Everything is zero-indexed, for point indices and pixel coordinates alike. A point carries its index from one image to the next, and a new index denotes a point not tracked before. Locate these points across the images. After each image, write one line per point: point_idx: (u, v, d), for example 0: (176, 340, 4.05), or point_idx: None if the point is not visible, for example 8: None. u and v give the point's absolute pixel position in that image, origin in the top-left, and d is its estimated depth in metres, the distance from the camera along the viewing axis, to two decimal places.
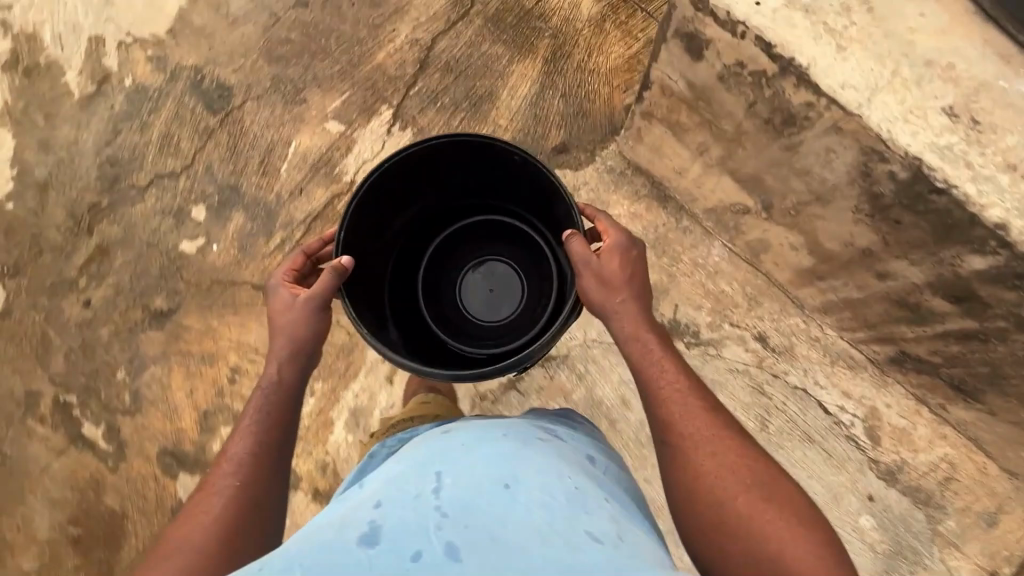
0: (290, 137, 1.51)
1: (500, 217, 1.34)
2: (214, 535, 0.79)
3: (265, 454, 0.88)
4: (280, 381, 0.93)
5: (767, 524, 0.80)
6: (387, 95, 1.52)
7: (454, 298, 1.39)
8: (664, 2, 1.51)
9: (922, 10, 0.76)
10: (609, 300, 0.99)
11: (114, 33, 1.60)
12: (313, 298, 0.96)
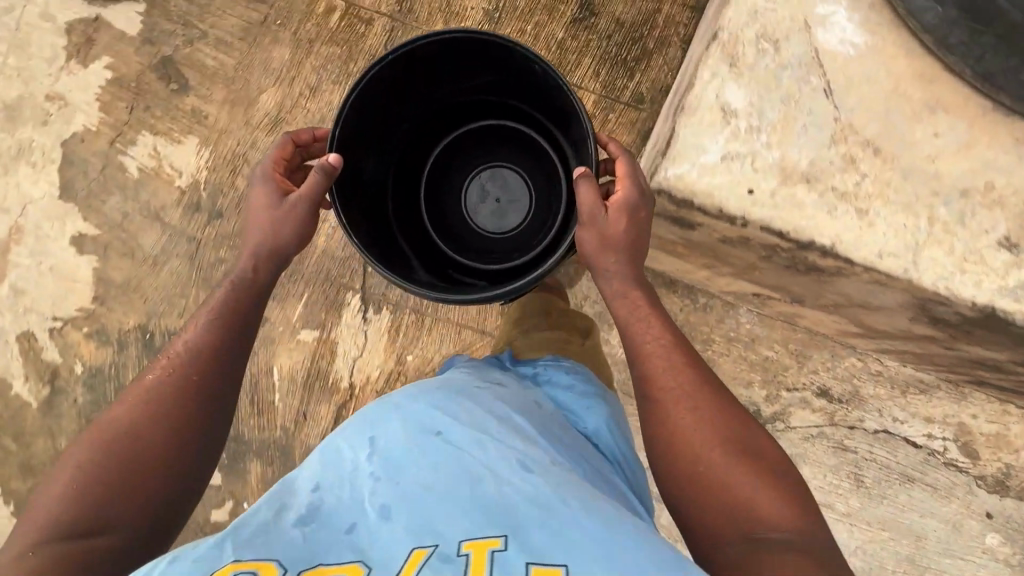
0: (268, 363, 1.38)
1: (505, 121, 1.35)
2: (156, 423, 0.79)
3: (222, 349, 0.86)
4: (255, 277, 0.92)
5: (737, 476, 0.75)
6: (346, 280, 1.38)
7: (460, 206, 1.41)
8: (587, 65, 1.36)
9: (938, 130, 0.88)
10: (590, 240, 0.89)
11: (40, 323, 1.46)
12: (304, 198, 0.94)
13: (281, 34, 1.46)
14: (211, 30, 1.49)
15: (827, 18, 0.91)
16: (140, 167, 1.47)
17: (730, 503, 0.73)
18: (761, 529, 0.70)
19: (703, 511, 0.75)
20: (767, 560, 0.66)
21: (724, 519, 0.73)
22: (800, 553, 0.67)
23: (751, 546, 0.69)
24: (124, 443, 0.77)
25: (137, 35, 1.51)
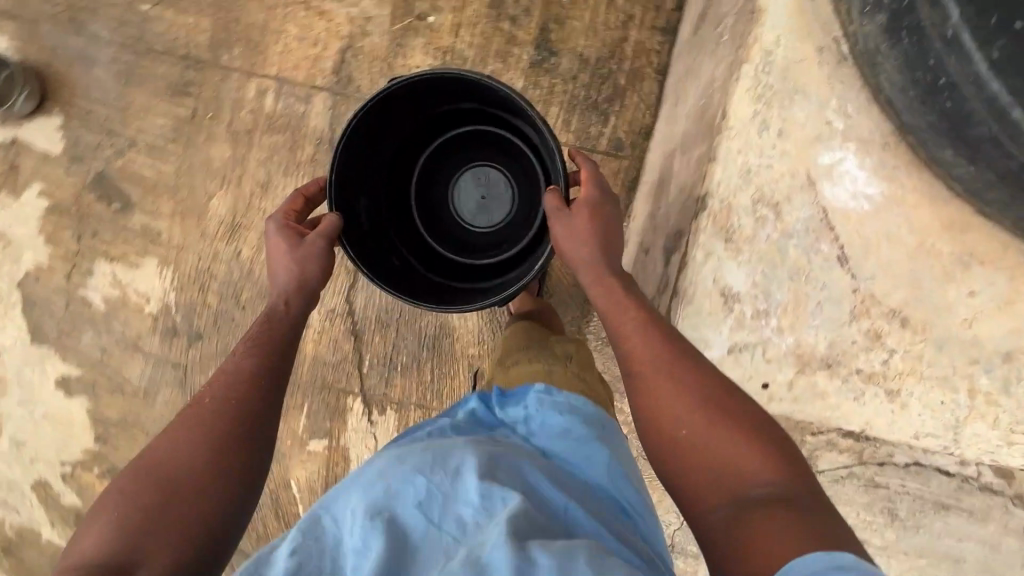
0: (284, 478, 1.35)
1: (491, 124, 1.21)
2: (205, 444, 0.70)
3: (263, 381, 0.77)
4: (288, 312, 0.86)
5: (715, 442, 0.66)
6: (344, 385, 1.33)
7: (452, 207, 1.28)
8: (554, 112, 1.22)
9: (975, 289, 0.75)
10: (570, 245, 0.87)
11: (50, 470, 1.43)
12: (324, 234, 0.92)
13: (216, 129, 1.33)
14: (140, 136, 1.35)
15: (835, 169, 0.77)
16: (105, 297, 1.38)
17: (712, 472, 0.65)
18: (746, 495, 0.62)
19: (686, 486, 0.67)
20: (754, 529, 0.58)
21: (710, 492, 0.65)
22: (790, 513, 0.58)
23: (738, 515, 0.60)
24: (165, 473, 0.67)
25: (62, 154, 1.37)
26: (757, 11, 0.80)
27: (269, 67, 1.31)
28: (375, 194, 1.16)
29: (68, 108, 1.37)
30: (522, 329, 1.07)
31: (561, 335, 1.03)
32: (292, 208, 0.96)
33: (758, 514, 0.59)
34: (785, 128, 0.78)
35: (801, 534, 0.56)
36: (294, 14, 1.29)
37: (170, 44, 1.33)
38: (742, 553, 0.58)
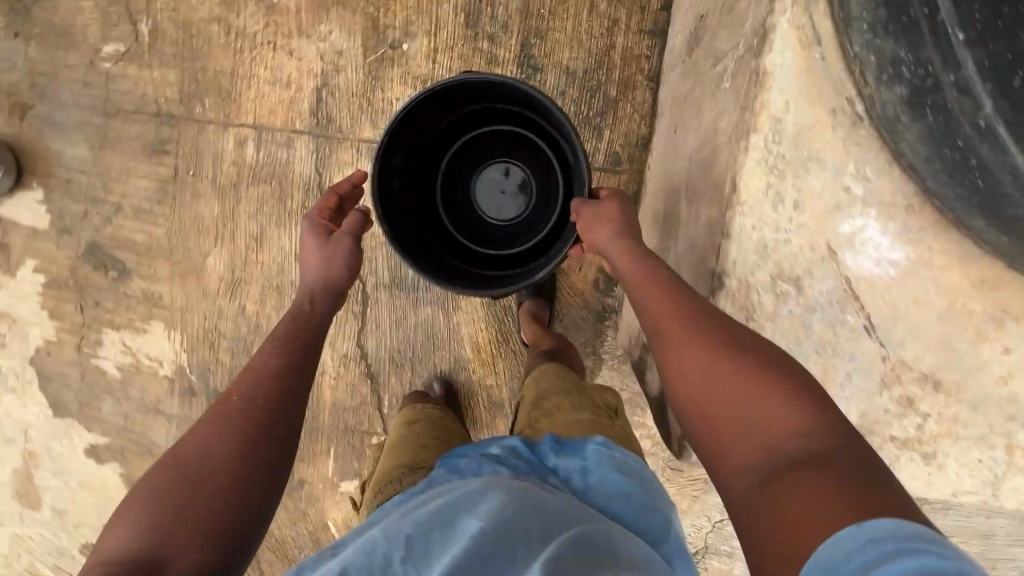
0: (321, 519, 1.38)
1: (519, 123, 1.12)
2: (224, 442, 0.68)
3: (291, 378, 0.77)
4: (314, 308, 0.90)
5: (747, 403, 0.58)
6: (367, 427, 1.34)
7: (468, 205, 1.19)
8: None
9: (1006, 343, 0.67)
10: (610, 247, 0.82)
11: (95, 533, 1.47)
12: (350, 232, 0.95)
13: (200, 185, 1.29)
14: (124, 200, 1.32)
15: (857, 239, 0.67)
16: (118, 365, 1.39)
17: (743, 435, 0.57)
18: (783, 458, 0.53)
19: (716, 451, 0.59)
20: (793, 495, 0.49)
21: (742, 456, 0.57)
22: (837, 479, 0.49)
23: (773, 480, 0.52)
24: (191, 466, 0.66)
25: (49, 227, 1.35)
26: (762, 72, 0.67)
27: (245, 116, 1.25)
28: (404, 193, 1.07)
29: (47, 179, 1.33)
30: (553, 372, 1.01)
31: (599, 383, 1.00)
32: (325, 204, 0.97)
33: (796, 479, 0.51)
34: (800, 200, 0.68)
35: (851, 503, 0.46)
36: (261, 56, 1.23)
37: (139, 102, 1.28)
38: (774, 520, 0.49)
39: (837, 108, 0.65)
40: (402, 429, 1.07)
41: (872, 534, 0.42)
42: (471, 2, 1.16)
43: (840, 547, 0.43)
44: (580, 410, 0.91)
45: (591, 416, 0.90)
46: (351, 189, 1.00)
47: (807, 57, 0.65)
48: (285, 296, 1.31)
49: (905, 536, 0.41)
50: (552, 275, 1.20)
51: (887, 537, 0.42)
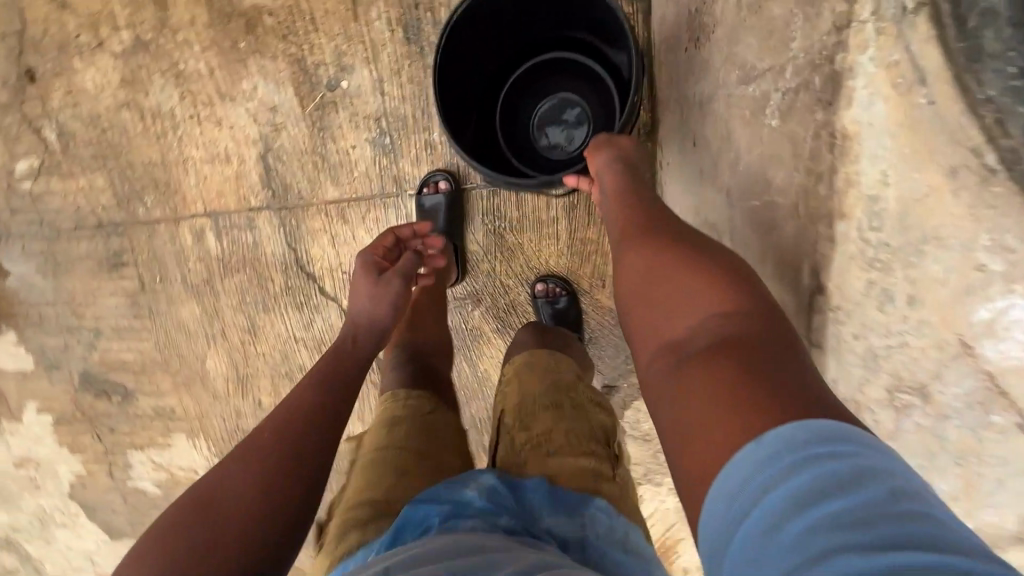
0: None
1: (586, 52, 0.96)
2: (246, 471, 0.54)
3: (334, 411, 0.61)
4: (356, 345, 0.73)
5: (686, 290, 0.50)
6: None
7: (534, 156, 1.02)
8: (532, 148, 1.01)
9: None
10: (608, 183, 0.72)
11: None
12: (402, 272, 0.82)
13: (173, 290, 1.17)
14: (100, 323, 1.21)
15: (1002, 328, 0.45)
16: (154, 483, 1.33)
17: (672, 321, 0.49)
18: (707, 342, 0.45)
19: (645, 338, 0.52)
20: (707, 386, 0.42)
21: (667, 342, 0.49)
22: (765, 373, 0.41)
23: (693, 367, 0.44)
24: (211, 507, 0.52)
25: (36, 367, 1.26)
26: (842, 135, 0.50)
27: (194, 205, 1.10)
28: (459, 120, 0.91)
29: (15, 320, 1.23)
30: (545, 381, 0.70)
31: (596, 394, 0.70)
32: (380, 243, 0.85)
33: (717, 367, 0.43)
34: (916, 291, 0.49)
35: (770, 400, 0.39)
36: (189, 134, 1.06)
37: (76, 217, 1.13)
38: (683, 412, 0.43)
39: (959, 165, 0.43)
40: (379, 430, 0.70)
41: (787, 440, 0.35)
42: (406, 12, 0.96)
43: (748, 458, 0.36)
44: (581, 453, 0.61)
45: (589, 462, 0.60)
46: (412, 236, 0.89)
47: (903, 110, 0.46)
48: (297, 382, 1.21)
49: (823, 441, 0.34)
50: (575, 301, 1.06)
51: (804, 444, 0.35)
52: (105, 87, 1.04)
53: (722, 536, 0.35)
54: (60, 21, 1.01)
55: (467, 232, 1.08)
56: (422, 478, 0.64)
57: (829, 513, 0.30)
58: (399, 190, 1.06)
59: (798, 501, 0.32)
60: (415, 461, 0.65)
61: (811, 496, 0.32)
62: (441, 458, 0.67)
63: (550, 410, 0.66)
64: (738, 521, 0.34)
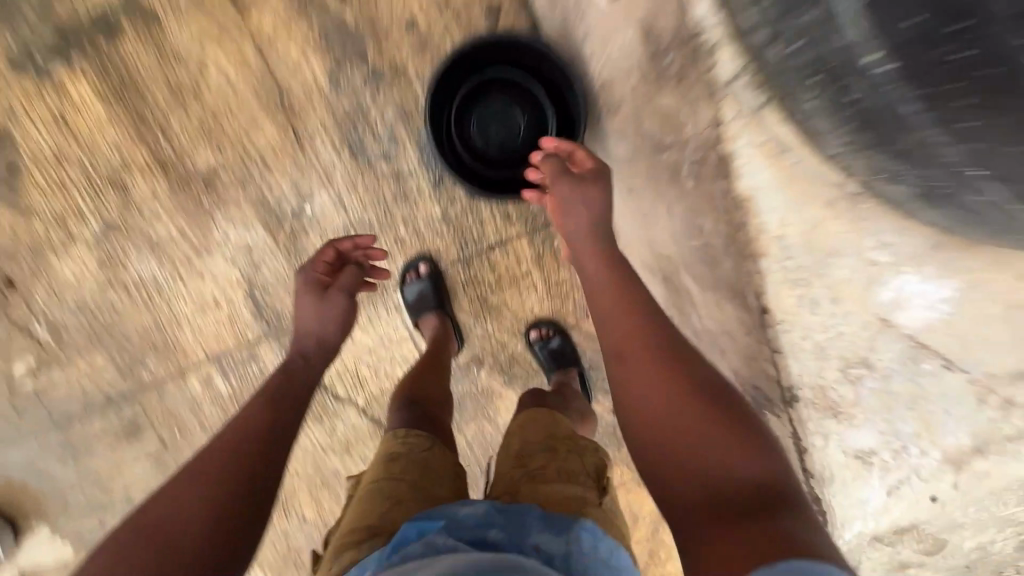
0: None
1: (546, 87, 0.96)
2: (206, 478, 0.56)
3: (284, 423, 0.63)
4: (307, 363, 0.71)
5: (695, 431, 0.52)
6: None
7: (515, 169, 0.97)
8: (490, 218, 1.11)
9: None
10: (576, 227, 0.70)
11: None
12: (344, 287, 0.78)
13: (195, 438, 1.21)
14: (130, 490, 1.23)
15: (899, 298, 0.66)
16: None
17: (679, 462, 0.51)
18: (718, 487, 0.48)
19: (648, 463, 0.53)
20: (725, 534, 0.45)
21: (676, 482, 0.50)
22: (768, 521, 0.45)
23: (705, 516, 0.47)
24: (166, 522, 0.53)
25: (76, 552, 1.27)
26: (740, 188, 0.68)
27: (196, 355, 1.16)
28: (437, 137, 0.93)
29: (46, 513, 1.24)
30: (537, 424, 0.76)
31: (589, 440, 0.75)
32: (321, 258, 0.80)
33: (731, 522, 0.46)
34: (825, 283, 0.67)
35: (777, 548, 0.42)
36: (175, 292, 1.12)
37: (84, 399, 1.17)
38: (701, 552, 0.45)
39: None
40: (377, 466, 0.70)
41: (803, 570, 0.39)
42: (347, 133, 1.05)
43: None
44: (571, 483, 0.65)
45: (578, 489, 0.64)
46: (354, 248, 0.83)
47: (785, 167, 0.66)
48: (335, 487, 1.26)
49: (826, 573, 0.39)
50: (565, 337, 1.17)
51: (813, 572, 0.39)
52: (85, 273, 1.09)
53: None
54: (27, 227, 1.06)
55: (454, 306, 1.16)
56: (417, 507, 0.64)
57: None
58: (382, 286, 1.14)
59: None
60: (412, 493, 0.65)
61: None
62: (433, 487, 0.67)
63: (544, 449, 0.70)
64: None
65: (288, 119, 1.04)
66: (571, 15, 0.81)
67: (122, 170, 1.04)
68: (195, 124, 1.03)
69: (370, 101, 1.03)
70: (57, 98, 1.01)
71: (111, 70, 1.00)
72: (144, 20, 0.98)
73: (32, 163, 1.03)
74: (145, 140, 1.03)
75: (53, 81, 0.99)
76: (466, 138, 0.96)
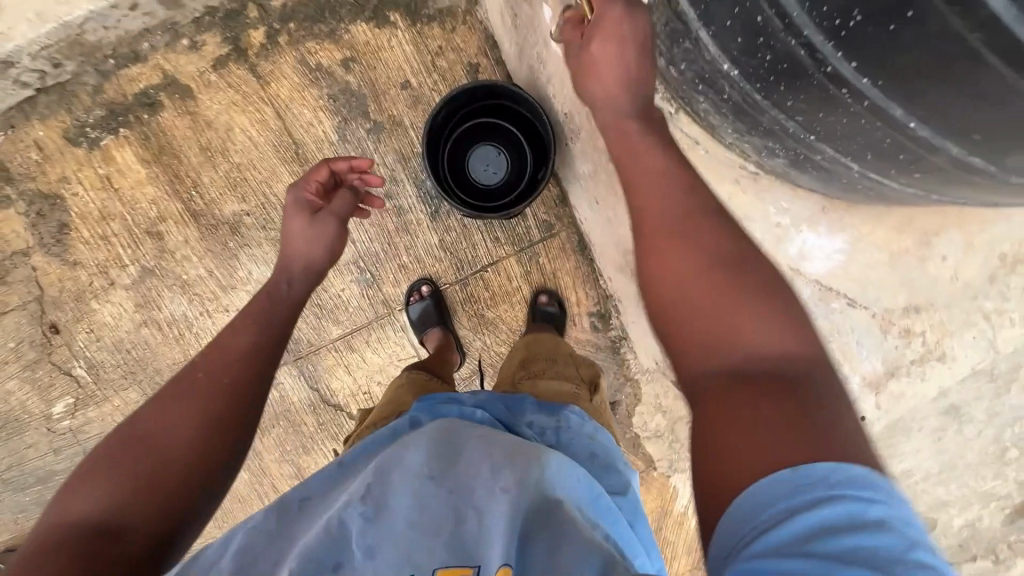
0: None
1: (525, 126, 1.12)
2: (190, 401, 0.63)
3: (260, 355, 0.69)
4: (290, 292, 0.79)
5: (731, 315, 0.47)
6: None
7: (499, 196, 1.16)
8: (482, 241, 1.27)
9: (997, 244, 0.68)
10: (604, 82, 0.60)
11: None
12: (336, 213, 0.84)
13: None
14: None
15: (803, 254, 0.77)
16: None
17: (711, 346, 0.47)
18: (763, 372, 0.44)
19: (681, 342, 0.48)
20: (753, 412, 0.41)
21: (704, 365, 0.46)
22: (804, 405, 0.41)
23: (731, 396, 0.43)
24: (152, 439, 0.60)
25: None
26: None
27: None
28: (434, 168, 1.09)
29: None
30: (537, 345, 1.04)
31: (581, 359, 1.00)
32: (315, 177, 0.86)
33: (774, 405, 0.41)
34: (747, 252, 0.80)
35: (807, 435, 0.39)
36: (202, 327, 1.24)
37: None
38: (736, 432, 0.41)
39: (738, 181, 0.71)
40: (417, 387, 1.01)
41: (830, 473, 0.36)
42: None
43: (777, 486, 0.37)
44: (565, 382, 0.91)
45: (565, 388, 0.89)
46: (350, 170, 0.89)
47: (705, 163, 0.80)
48: None
49: (852, 485, 0.36)
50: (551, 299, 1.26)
51: (843, 482, 0.36)
52: (122, 315, 1.22)
53: (728, 552, 0.37)
54: (72, 276, 1.20)
55: (454, 323, 1.30)
56: None
57: (857, 544, 0.33)
58: (390, 309, 1.28)
59: (820, 527, 0.34)
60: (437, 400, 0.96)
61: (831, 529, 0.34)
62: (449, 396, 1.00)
63: (541, 364, 0.98)
64: (755, 533, 0.36)
65: (302, 168, 1.20)
66: (534, 67, 1.00)
67: (158, 221, 1.20)
68: (222, 177, 1.20)
69: (373, 149, 1.21)
70: (104, 164, 1.17)
71: (150, 136, 1.17)
72: (180, 95, 1.16)
73: (80, 221, 1.19)
74: (178, 195, 1.19)
75: (102, 150, 1.17)
76: (459, 173, 1.15)
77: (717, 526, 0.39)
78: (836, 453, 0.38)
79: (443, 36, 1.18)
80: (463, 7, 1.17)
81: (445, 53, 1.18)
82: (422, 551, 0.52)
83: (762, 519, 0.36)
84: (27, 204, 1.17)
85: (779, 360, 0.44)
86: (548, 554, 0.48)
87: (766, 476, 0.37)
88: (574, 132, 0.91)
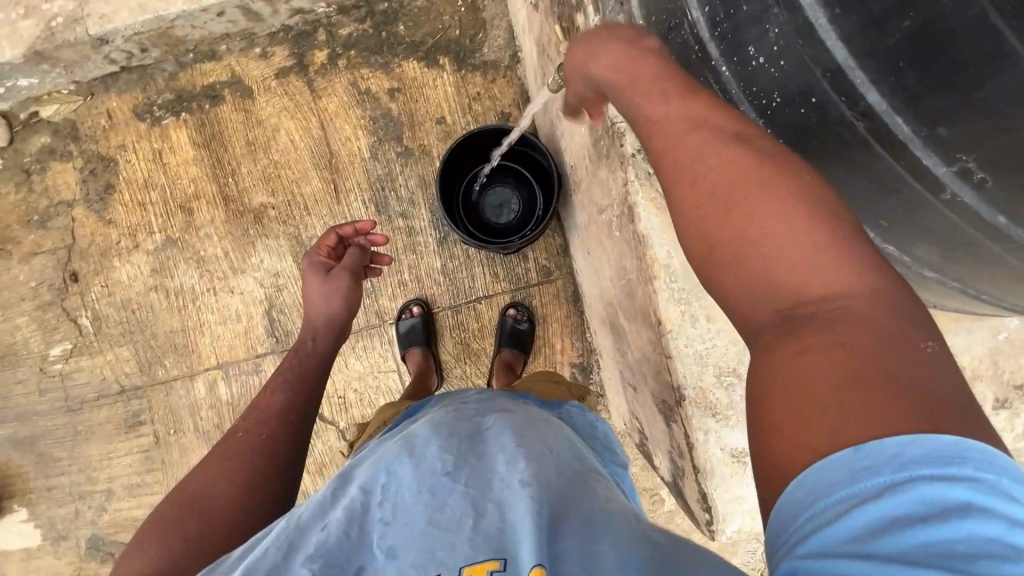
0: None
1: (535, 173, 1.20)
2: (241, 455, 0.71)
3: (296, 408, 0.79)
4: (315, 346, 0.90)
5: (788, 257, 0.36)
6: None
7: (502, 232, 1.23)
8: (481, 274, 1.32)
9: (956, 348, 0.69)
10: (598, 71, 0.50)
11: None
12: (349, 267, 0.95)
13: (185, 439, 1.31)
14: (112, 483, 1.31)
15: None
16: None
17: (756, 284, 0.37)
18: (830, 316, 0.34)
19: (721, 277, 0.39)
20: (803, 383, 0.32)
21: (751, 301, 0.37)
22: (867, 360, 0.31)
23: (778, 354, 0.35)
24: (204, 495, 0.66)
25: (42, 541, 1.32)
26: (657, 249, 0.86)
27: (208, 360, 1.31)
28: (449, 199, 1.18)
29: (28, 495, 1.32)
30: (536, 375, 1.06)
31: (579, 387, 1.03)
32: (325, 243, 0.98)
33: (853, 365, 0.31)
34: None
35: (876, 399, 0.30)
36: (206, 303, 1.31)
37: (100, 387, 1.31)
38: (788, 406, 0.32)
39: None
40: (387, 409, 1.04)
41: (899, 452, 0.28)
42: (376, 194, 1.30)
43: (835, 472, 0.29)
44: (563, 386, 0.97)
45: (561, 390, 0.95)
46: (353, 234, 1.01)
47: None
48: None
49: (937, 459, 0.28)
50: (531, 324, 1.28)
51: (919, 461, 0.28)
52: (137, 276, 1.30)
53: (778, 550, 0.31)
54: (104, 233, 1.30)
55: (439, 347, 1.33)
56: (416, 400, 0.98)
57: (927, 539, 0.26)
58: (381, 322, 1.32)
59: (884, 523, 0.28)
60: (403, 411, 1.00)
61: (911, 516, 0.27)
62: None
63: (540, 373, 1.04)
64: (807, 527, 0.29)
65: (332, 176, 1.30)
66: (554, 122, 1.09)
67: (193, 198, 1.30)
68: (259, 170, 1.30)
69: (398, 172, 1.30)
70: (160, 140, 1.30)
71: (206, 124, 1.30)
72: (241, 94, 1.29)
73: (125, 185, 1.30)
74: (217, 178, 1.30)
75: (162, 128, 1.30)
76: (472, 207, 1.23)
77: (769, 506, 0.33)
78: (914, 427, 0.29)
79: (483, 84, 1.29)
80: (506, 63, 1.29)
81: (482, 100, 1.30)
82: (445, 550, 0.47)
83: (814, 512, 0.29)
84: (85, 161, 1.30)
85: (855, 294, 0.34)
86: (581, 548, 0.46)
87: (820, 458, 0.30)
88: (576, 183, 0.97)
